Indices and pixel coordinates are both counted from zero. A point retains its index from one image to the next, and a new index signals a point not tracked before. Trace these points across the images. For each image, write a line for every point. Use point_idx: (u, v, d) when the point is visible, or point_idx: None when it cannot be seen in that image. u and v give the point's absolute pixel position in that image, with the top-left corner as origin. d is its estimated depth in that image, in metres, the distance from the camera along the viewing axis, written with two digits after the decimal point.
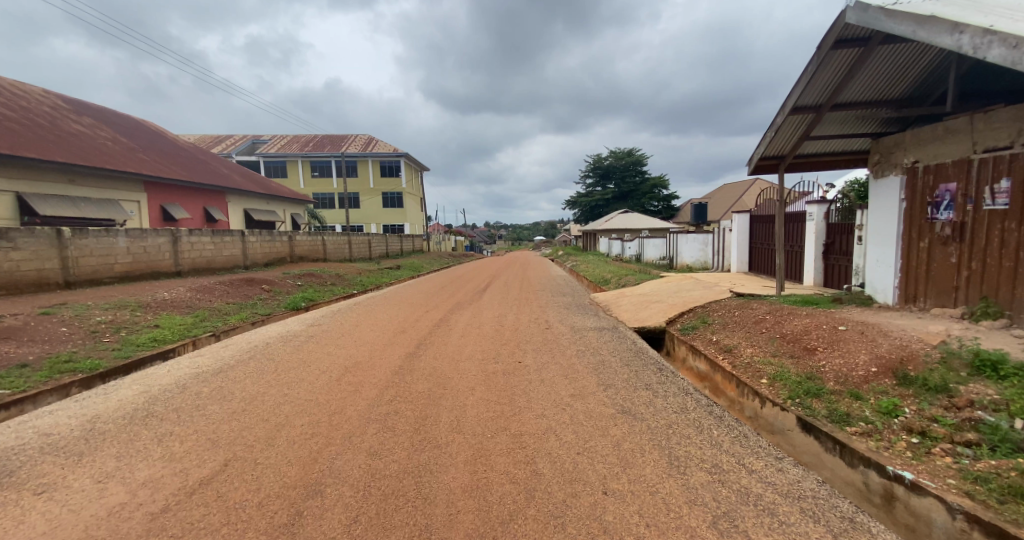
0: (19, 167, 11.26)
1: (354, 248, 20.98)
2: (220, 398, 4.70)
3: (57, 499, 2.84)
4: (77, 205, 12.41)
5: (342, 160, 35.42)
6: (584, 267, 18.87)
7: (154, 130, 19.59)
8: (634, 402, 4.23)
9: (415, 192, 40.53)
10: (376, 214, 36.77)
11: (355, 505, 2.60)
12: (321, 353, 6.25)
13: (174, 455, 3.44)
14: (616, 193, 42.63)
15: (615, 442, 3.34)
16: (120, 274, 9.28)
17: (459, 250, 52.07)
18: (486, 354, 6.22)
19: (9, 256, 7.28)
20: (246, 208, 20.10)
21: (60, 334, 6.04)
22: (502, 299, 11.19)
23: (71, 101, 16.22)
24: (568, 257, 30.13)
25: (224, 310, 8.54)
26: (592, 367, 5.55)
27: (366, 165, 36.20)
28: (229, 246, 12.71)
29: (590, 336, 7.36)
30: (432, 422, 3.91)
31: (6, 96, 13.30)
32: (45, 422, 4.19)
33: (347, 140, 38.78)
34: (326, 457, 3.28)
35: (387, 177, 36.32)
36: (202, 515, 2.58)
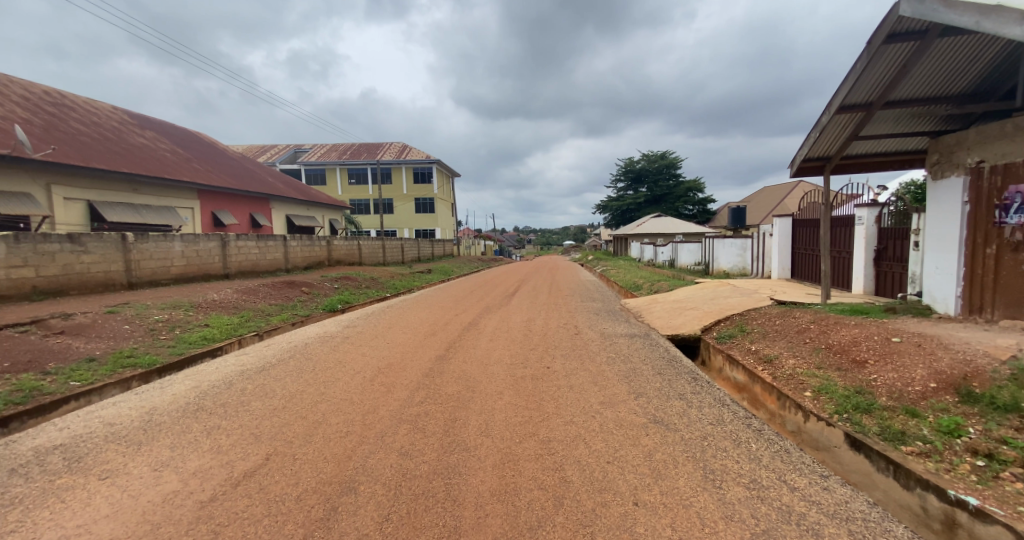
0: (91, 178, 12.27)
1: (389, 252, 21.56)
2: (262, 395, 4.93)
3: (118, 485, 3.06)
4: (140, 213, 13.40)
5: (378, 168, 36.57)
6: (614, 272, 18.56)
7: (207, 142, 20.91)
8: (667, 412, 4.10)
9: (447, 198, 41.24)
10: (410, 219, 37.64)
11: (388, 504, 2.65)
12: (356, 354, 6.45)
13: (221, 447, 3.63)
14: (649, 197, 41.78)
15: (647, 452, 3.25)
16: (176, 276, 9.94)
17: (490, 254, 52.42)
18: (515, 359, 6.22)
19: (81, 260, 7.93)
20: (289, 214, 21.07)
21: (123, 331, 6.52)
22: (532, 303, 11.18)
23: (136, 116, 17.56)
24: (598, 262, 29.74)
25: (267, 311, 8.97)
26: (623, 374, 5.45)
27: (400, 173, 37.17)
28: (273, 250, 13.34)
29: (621, 342, 7.24)
30: (461, 424, 3.94)
31: (80, 113, 14.57)
32: (109, 412, 4.53)
33: (383, 148, 39.95)
34: (359, 455, 3.38)
35: (421, 183, 37.16)
36: (246, 506, 2.71)
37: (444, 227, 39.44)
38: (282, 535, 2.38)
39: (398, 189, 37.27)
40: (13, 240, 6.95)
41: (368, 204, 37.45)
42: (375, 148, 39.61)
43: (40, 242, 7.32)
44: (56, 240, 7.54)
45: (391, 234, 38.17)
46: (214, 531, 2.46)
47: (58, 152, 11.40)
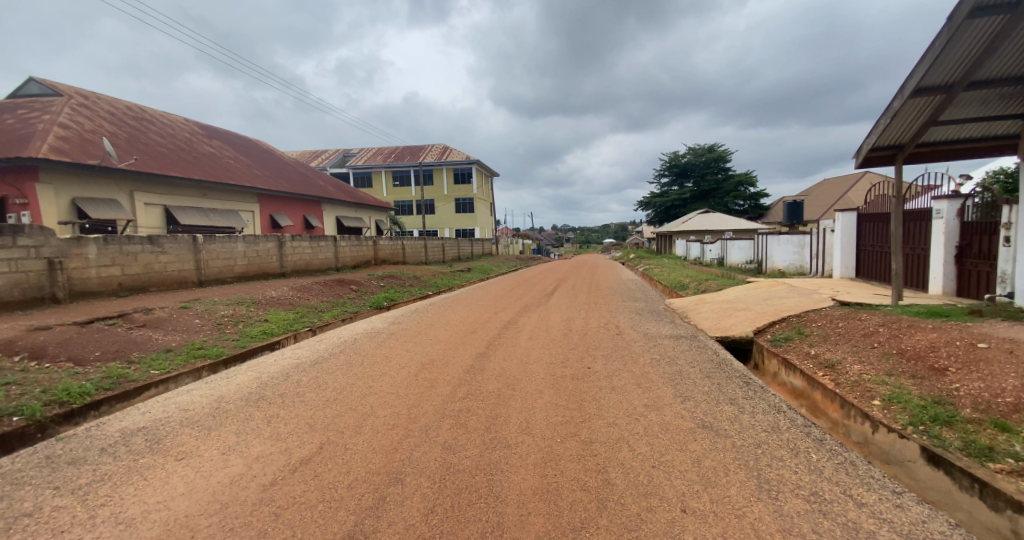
0: (166, 185, 13.41)
1: (431, 252, 22.07)
2: (315, 386, 5.20)
3: (192, 466, 3.34)
4: (208, 216, 14.52)
5: (421, 169, 37.51)
6: (658, 271, 18.00)
7: (265, 149, 22.31)
8: (717, 417, 3.93)
9: (487, 198, 41.65)
10: (451, 219, 38.34)
11: (432, 496, 2.72)
12: (402, 350, 6.67)
13: (280, 435, 3.87)
14: (695, 193, 40.17)
15: (695, 458, 3.13)
16: (239, 274, 10.69)
17: (529, 254, 52.41)
18: (555, 358, 6.18)
19: (158, 259, 8.69)
20: (338, 215, 22.06)
21: (195, 325, 7.09)
22: (572, 302, 11.09)
23: (204, 127, 19.02)
24: (641, 261, 28.97)
25: (320, 308, 9.44)
26: (669, 376, 5.28)
27: (442, 174, 37.91)
28: (324, 250, 14.02)
29: (667, 343, 7.02)
30: (502, 422, 3.97)
31: (157, 125, 15.97)
32: (184, 399, 4.95)
33: (426, 150, 40.92)
34: (405, 447, 3.48)
35: (461, 183, 37.74)
36: (303, 491, 2.87)
37: (484, 226, 39.89)
38: (334, 521, 2.49)
39: (437, 190, 38.10)
40: (102, 242, 7.71)
41: (411, 205, 38.52)
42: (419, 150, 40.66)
43: (124, 243, 8.09)
44: (137, 241, 8.30)
45: (432, 234, 39.11)
46: (275, 513, 2.62)
47: (139, 162, 12.54)
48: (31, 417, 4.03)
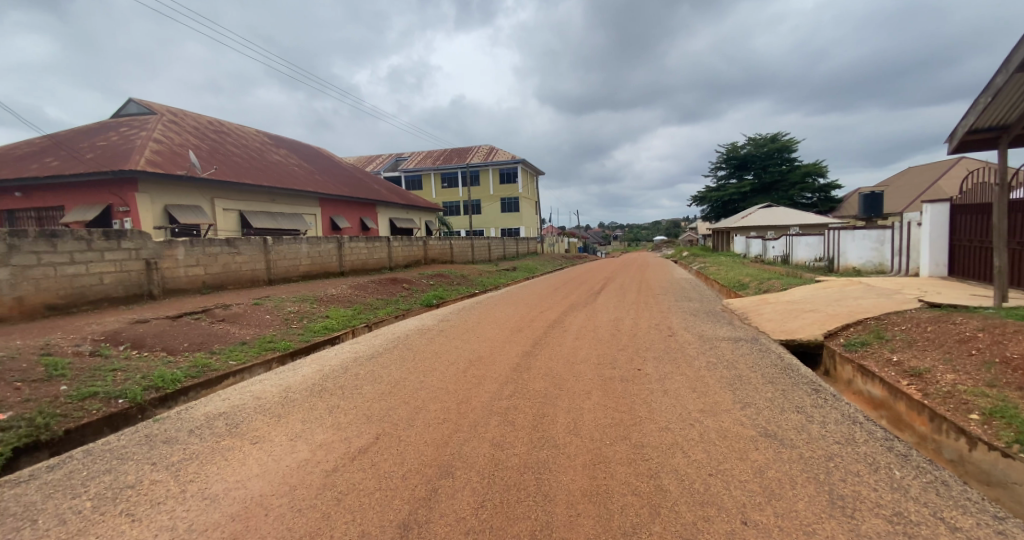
0: (243, 193, 14.72)
1: (477, 251, 22.48)
2: (371, 380, 5.50)
3: (265, 450, 3.67)
4: (278, 220, 15.76)
5: (469, 170, 38.21)
6: (713, 270, 17.12)
7: (327, 156, 23.78)
8: (782, 426, 3.70)
9: (531, 196, 41.67)
10: (495, 219, 38.74)
11: (482, 491, 2.80)
12: (451, 346, 6.87)
13: (341, 424, 4.14)
14: (756, 185, 37.73)
15: (757, 468, 2.97)
16: (303, 273, 11.51)
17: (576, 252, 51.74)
18: (604, 359, 6.09)
19: (234, 259, 9.56)
20: (391, 217, 23.05)
21: (266, 320, 7.75)
22: (620, 302, 10.84)
23: (272, 138, 20.61)
24: (695, 259, 27.72)
25: (375, 305, 9.95)
26: (726, 381, 5.03)
27: (488, 174, 38.42)
28: (379, 250, 14.73)
29: (724, 347, 6.67)
30: (549, 421, 3.99)
31: (233, 138, 17.51)
32: (258, 387, 5.43)
33: (474, 150, 41.62)
34: (455, 442, 3.61)
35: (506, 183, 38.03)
36: (362, 478, 3.06)
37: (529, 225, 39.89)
38: (390, 509, 2.65)
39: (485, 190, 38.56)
40: (188, 245, 8.62)
41: (459, 206, 39.39)
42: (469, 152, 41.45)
43: (207, 245, 8.99)
44: (218, 244, 9.19)
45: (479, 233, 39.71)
46: (338, 497, 2.83)
47: (219, 172, 13.88)
48: (132, 400, 4.63)
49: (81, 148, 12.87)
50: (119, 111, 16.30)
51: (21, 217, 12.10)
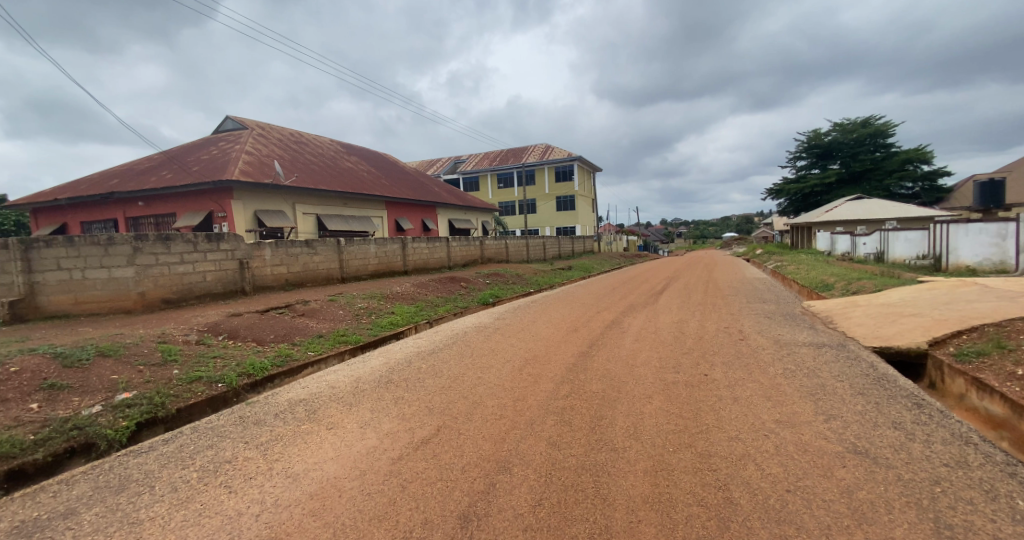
0: (320, 198, 15.99)
1: (533, 250, 22.57)
2: (433, 374, 5.74)
3: (339, 435, 3.98)
4: (351, 222, 16.92)
5: (523, 171, 38.55)
6: (790, 269, 15.73)
7: (393, 162, 25.05)
8: (874, 443, 3.33)
9: (590, 194, 40.98)
10: (550, 218, 38.61)
11: (539, 489, 2.83)
12: (507, 344, 6.97)
13: (405, 415, 4.38)
14: (844, 175, 34.06)
15: (844, 488, 2.70)
16: (372, 272, 12.26)
17: (636, 250, 50.01)
18: (666, 362, 5.85)
19: (312, 259, 10.42)
20: (450, 218, 23.78)
21: (340, 315, 8.36)
22: (683, 303, 10.32)
23: (345, 146, 22.11)
24: (770, 257, 25.63)
25: (436, 303, 10.35)
26: (806, 391, 4.62)
27: (544, 173, 38.33)
28: (439, 250, 15.28)
29: (802, 353, 6.13)
30: (607, 423, 3.93)
31: (311, 148, 19.04)
32: (333, 377, 5.90)
33: (530, 150, 41.72)
34: (512, 438, 3.68)
35: (561, 182, 37.71)
36: (424, 468, 3.22)
37: (586, 223, 39.22)
38: (451, 499, 2.76)
39: (538, 190, 38.64)
40: (274, 246, 9.53)
41: (514, 205, 39.66)
42: (523, 152, 41.66)
43: (289, 246, 9.88)
44: (298, 245, 10.07)
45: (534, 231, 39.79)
46: (403, 485, 2.99)
47: (299, 180, 15.21)
48: (228, 384, 5.23)
49: (188, 162, 14.68)
50: (218, 128, 18.37)
51: (144, 223, 14.08)
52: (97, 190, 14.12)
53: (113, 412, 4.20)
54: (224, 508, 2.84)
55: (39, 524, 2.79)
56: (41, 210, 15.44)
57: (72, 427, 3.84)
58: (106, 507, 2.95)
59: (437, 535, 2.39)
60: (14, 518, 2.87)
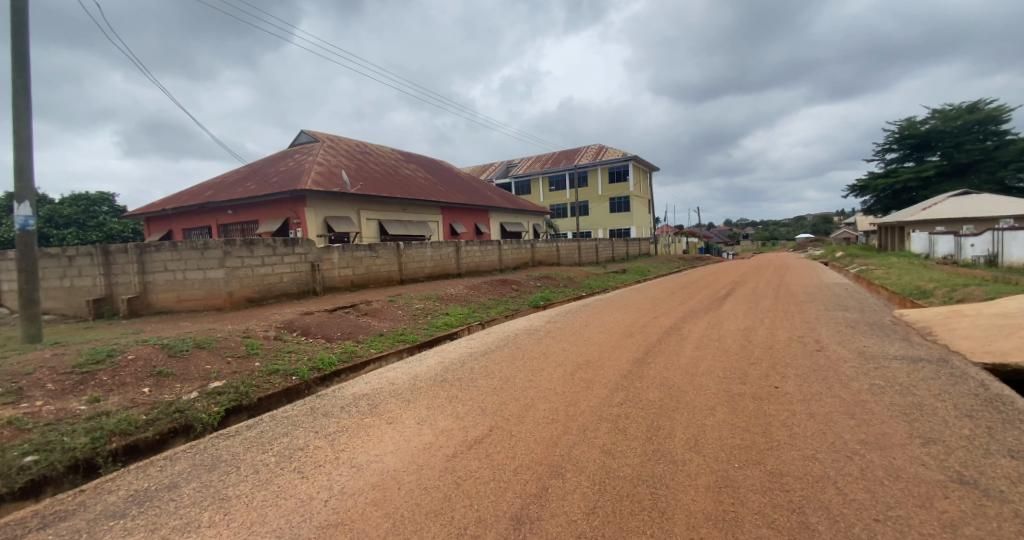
0: (383, 205, 16.92)
1: (585, 253, 22.26)
2: (485, 375, 5.85)
3: (398, 430, 4.19)
4: (410, 227, 17.70)
5: (574, 173, 38.25)
6: (877, 274, 14.14)
7: (450, 169, 25.88)
8: (984, 473, 2.90)
9: (648, 195, 39.61)
10: (602, 220, 37.79)
11: (593, 497, 2.78)
12: (558, 348, 6.94)
13: (460, 414, 4.51)
14: (947, 167, 30.10)
15: (947, 522, 2.37)
16: (428, 274, 12.73)
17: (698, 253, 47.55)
18: (730, 373, 5.50)
19: (374, 262, 11.03)
20: (503, 222, 24.08)
21: (399, 316, 8.76)
22: (747, 309, 9.65)
23: (406, 155, 23.20)
24: (853, 259, 23.20)
25: (488, 305, 10.53)
26: (895, 410, 4.13)
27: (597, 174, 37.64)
28: (491, 253, 15.53)
29: (888, 367, 5.50)
30: (665, 434, 3.77)
31: (375, 158, 20.17)
32: (393, 374, 6.20)
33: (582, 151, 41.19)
34: (565, 443, 3.65)
35: (615, 183, 36.72)
36: (477, 467, 3.30)
37: (642, 226, 37.83)
38: (504, 500, 2.79)
39: (592, 191, 37.96)
40: (341, 249, 10.19)
41: (566, 207, 39.32)
42: (571, 153, 41.32)
43: (355, 250, 10.52)
44: (363, 249, 10.71)
45: (586, 234, 39.18)
46: (457, 482, 3.08)
47: (365, 188, 16.19)
48: (301, 377, 5.69)
49: (269, 174, 16.15)
50: (294, 142, 20.00)
51: (232, 230, 15.64)
52: (195, 200, 15.93)
53: (207, 398, 4.73)
54: (297, 492, 3.08)
55: (147, 494, 3.20)
56: (151, 219, 17.71)
57: (174, 410, 4.38)
58: (200, 483, 3.32)
59: (490, 534, 2.44)
60: (129, 488, 3.31)
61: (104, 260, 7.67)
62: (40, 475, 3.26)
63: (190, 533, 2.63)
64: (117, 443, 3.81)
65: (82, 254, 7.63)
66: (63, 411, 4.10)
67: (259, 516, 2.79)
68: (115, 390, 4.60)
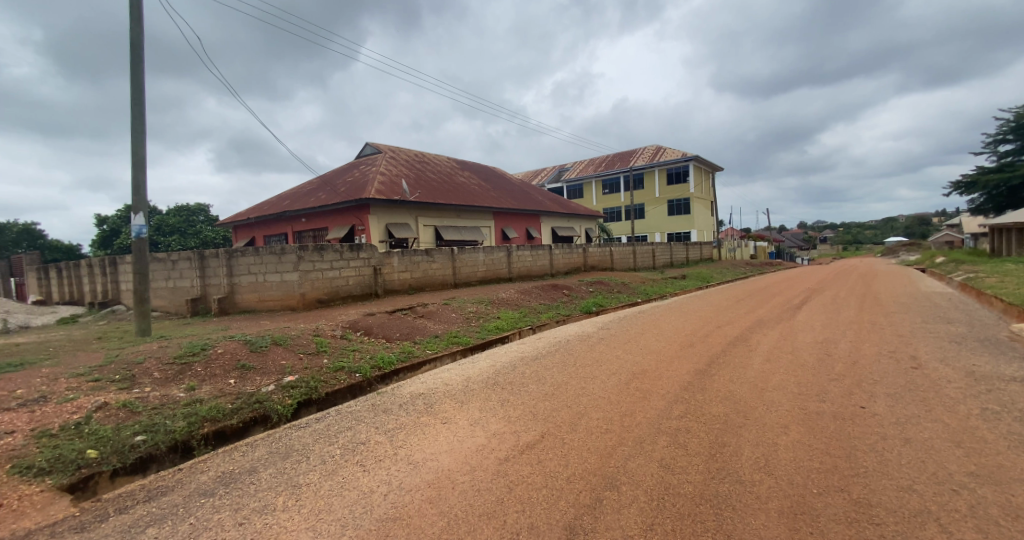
0: (440, 211, 17.53)
1: (640, 257, 21.55)
2: (537, 380, 5.81)
3: (451, 430, 4.28)
4: (465, 232, 18.13)
5: (630, 175, 37.21)
6: (987, 282, 12.32)
7: (504, 176, 26.24)
8: None
9: (711, 197, 37.61)
10: (660, 222, 36.38)
11: (651, 513, 2.66)
12: (612, 355, 6.75)
13: (512, 418, 4.52)
14: None
15: None
16: (481, 278, 12.95)
17: (767, 258, 44.35)
18: (805, 389, 5.02)
19: (431, 266, 11.41)
20: (555, 226, 23.96)
21: (453, 318, 8.99)
22: (821, 320, 8.80)
23: (461, 164, 23.85)
24: (958, 266, 20.43)
25: (539, 309, 10.49)
26: (1013, 440, 3.54)
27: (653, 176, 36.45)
28: (543, 257, 15.51)
29: (1002, 390, 4.74)
30: (731, 452, 3.51)
31: (433, 167, 20.93)
32: (447, 375, 6.36)
33: (639, 153, 40.01)
34: (620, 455, 3.52)
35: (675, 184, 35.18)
36: (530, 473, 3.28)
37: (702, 229, 35.97)
38: (557, 509, 2.75)
39: (649, 194, 36.72)
40: (400, 254, 10.65)
41: (619, 210, 38.32)
42: (627, 156, 40.25)
43: (413, 255, 10.96)
44: (420, 254, 11.13)
45: (642, 238, 37.92)
46: (509, 486, 3.08)
47: (423, 196, 16.87)
48: (364, 375, 6.00)
49: (338, 184, 17.31)
50: (359, 154, 21.28)
51: (306, 237, 16.92)
52: (274, 210, 17.43)
53: (282, 391, 5.13)
54: (359, 484, 3.24)
55: (230, 476, 3.53)
56: (239, 227, 19.65)
57: (255, 401, 4.80)
58: (276, 469, 3.60)
59: None
60: (217, 469, 3.67)
61: (200, 265, 8.64)
62: (146, 453, 3.71)
63: (266, 515, 2.85)
64: (208, 428, 4.25)
65: (183, 259, 8.65)
66: (166, 397, 4.64)
67: (325, 504, 2.96)
68: (207, 380, 5.13)
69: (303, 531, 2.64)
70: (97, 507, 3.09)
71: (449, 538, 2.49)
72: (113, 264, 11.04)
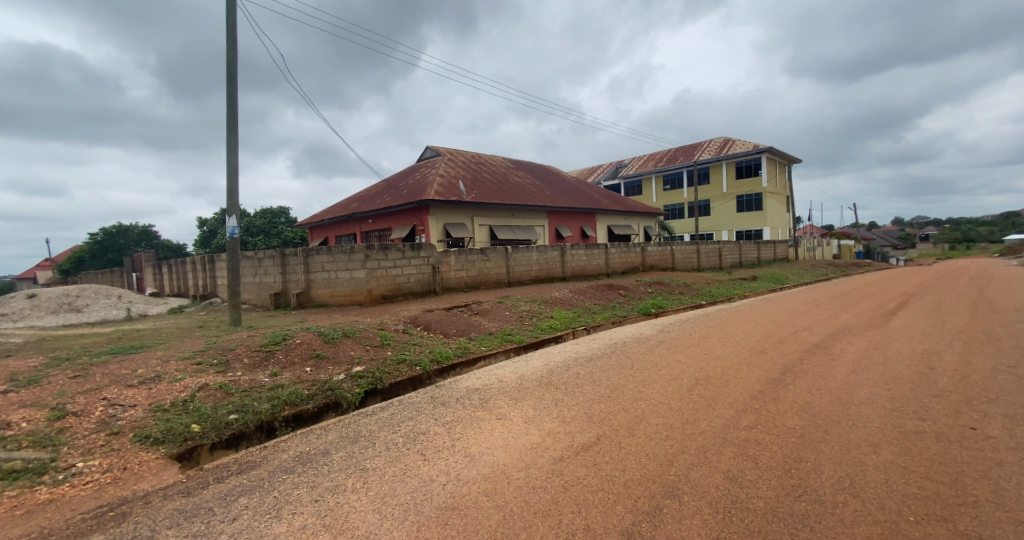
0: (497, 211, 17.78)
1: (705, 257, 20.36)
2: (592, 381, 5.71)
3: (506, 426, 4.33)
4: (520, 232, 18.25)
5: (695, 169, 35.32)
6: None
7: (560, 175, 26.05)
8: None
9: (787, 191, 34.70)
10: (729, 219, 34.17)
11: (715, 526, 2.50)
12: (671, 360, 6.47)
13: (566, 418, 4.48)
14: None
15: None
16: (534, 277, 12.94)
17: (852, 258, 40.15)
18: (899, 405, 4.45)
19: (486, 265, 11.61)
20: (612, 225, 23.36)
21: (506, 316, 9.06)
22: (916, 328, 7.79)
23: (517, 164, 24.02)
24: None
25: (594, 309, 10.29)
26: None
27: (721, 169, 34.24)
28: (598, 256, 15.20)
29: None
30: (809, 469, 3.20)
31: (489, 168, 21.25)
32: (502, 371, 6.45)
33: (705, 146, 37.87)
34: (682, 463, 3.36)
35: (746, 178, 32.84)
36: (585, 474, 3.23)
37: (777, 226, 33.22)
38: (614, 513, 2.67)
39: (716, 189, 34.62)
40: (457, 253, 10.94)
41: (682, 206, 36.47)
42: (692, 149, 38.25)
43: (469, 254, 11.21)
44: (476, 253, 11.36)
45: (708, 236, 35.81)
46: (565, 486, 3.05)
47: (479, 196, 17.22)
48: (423, 368, 6.24)
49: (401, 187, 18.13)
50: (420, 157, 22.14)
51: (372, 237, 17.92)
52: (344, 212, 18.63)
53: (351, 380, 5.47)
54: (420, 472, 3.37)
55: (307, 456, 3.83)
56: (314, 227, 21.27)
57: (327, 388, 5.17)
58: (346, 453, 3.85)
59: None
60: (296, 449, 4.00)
61: (282, 263, 9.47)
62: (237, 430, 4.13)
63: (338, 495, 3.06)
64: (288, 410, 4.63)
65: (267, 257, 9.54)
66: (254, 381, 5.13)
67: (390, 489, 3.11)
68: (287, 367, 5.61)
69: (370, 512, 2.80)
70: (199, 475, 3.49)
71: (505, 531, 2.52)
72: (211, 262, 12.42)
